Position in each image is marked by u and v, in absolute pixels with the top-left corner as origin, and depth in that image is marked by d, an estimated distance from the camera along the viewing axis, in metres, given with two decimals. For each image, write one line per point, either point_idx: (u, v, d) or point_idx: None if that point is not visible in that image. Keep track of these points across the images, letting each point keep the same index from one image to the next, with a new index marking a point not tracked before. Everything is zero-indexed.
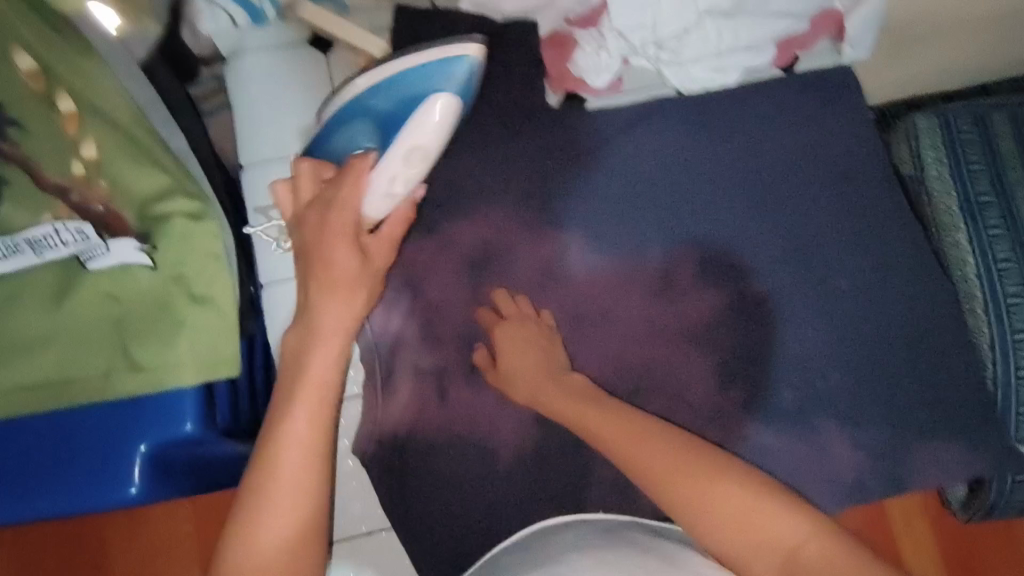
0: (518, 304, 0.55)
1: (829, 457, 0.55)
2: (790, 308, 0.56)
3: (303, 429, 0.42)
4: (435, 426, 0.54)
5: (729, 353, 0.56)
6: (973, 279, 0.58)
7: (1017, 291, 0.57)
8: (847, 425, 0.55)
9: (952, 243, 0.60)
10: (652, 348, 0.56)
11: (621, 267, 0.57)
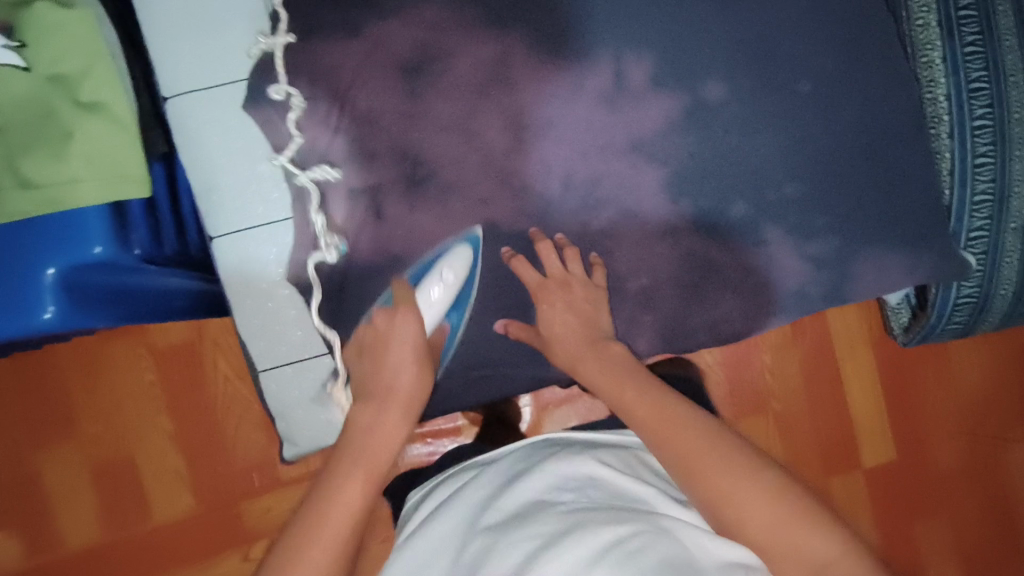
0: (566, 258, 0.52)
1: (774, 268, 0.54)
2: (748, 113, 0.53)
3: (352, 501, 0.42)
4: (370, 243, 0.51)
5: (681, 165, 0.53)
6: (939, 88, 0.57)
7: (983, 111, 0.55)
8: (797, 237, 0.54)
9: (926, 62, 0.58)
10: (604, 162, 0.52)
11: (571, 67, 0.51)
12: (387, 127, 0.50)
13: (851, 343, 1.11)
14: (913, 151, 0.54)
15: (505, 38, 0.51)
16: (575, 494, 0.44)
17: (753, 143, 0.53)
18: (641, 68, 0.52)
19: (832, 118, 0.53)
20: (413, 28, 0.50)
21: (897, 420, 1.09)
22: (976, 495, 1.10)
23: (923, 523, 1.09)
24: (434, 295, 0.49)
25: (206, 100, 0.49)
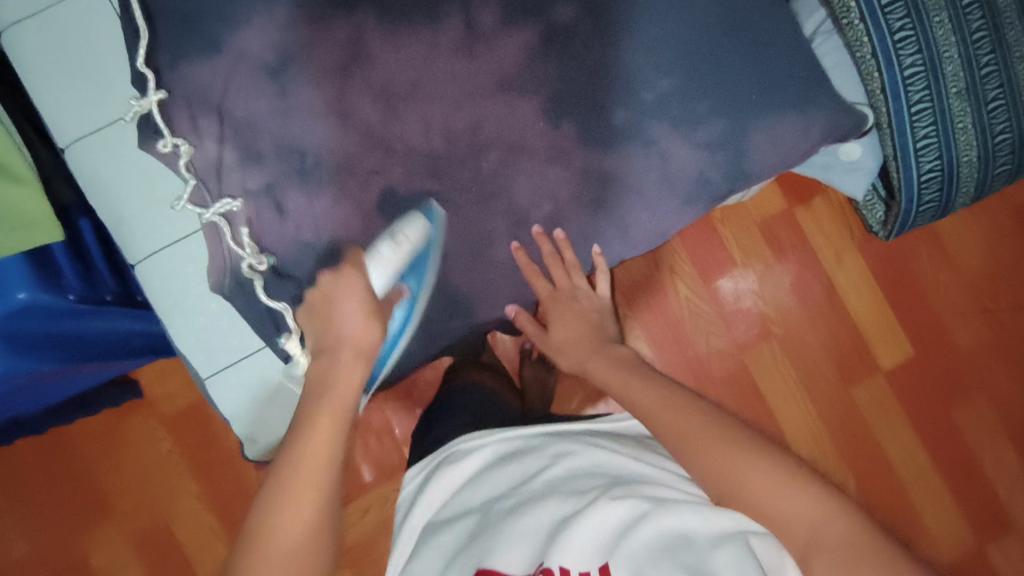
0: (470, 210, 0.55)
1: (671, 163, 0.56)
2: (601, 24, 0.55)
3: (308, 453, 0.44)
4: (284, 241, 0.54)
5: (554, 87, 0.55)
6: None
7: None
8: (682, 127, 0.55)
9: None
10: (476, 105, 0.55)
11: (424, 25, 0.54)
12: (265, 125, 0.54)
13: (841, 251, 1.10)
14: (772, 16, 0.55)
15: (352, 14, 0.54)
16: (579, 477, 0.50)
17: (616, 48, 0.55)
18: (491, 9, 0.55)
19: (682, 6, 0.55)
20: (269, 30, 0.54)
21: (906, 317, 1.10)
22: (1014, 371, 1.08)
23: (962, 411, 1.08)
24: (388, 250, 0.53)
25: (103, 148, 0.54)
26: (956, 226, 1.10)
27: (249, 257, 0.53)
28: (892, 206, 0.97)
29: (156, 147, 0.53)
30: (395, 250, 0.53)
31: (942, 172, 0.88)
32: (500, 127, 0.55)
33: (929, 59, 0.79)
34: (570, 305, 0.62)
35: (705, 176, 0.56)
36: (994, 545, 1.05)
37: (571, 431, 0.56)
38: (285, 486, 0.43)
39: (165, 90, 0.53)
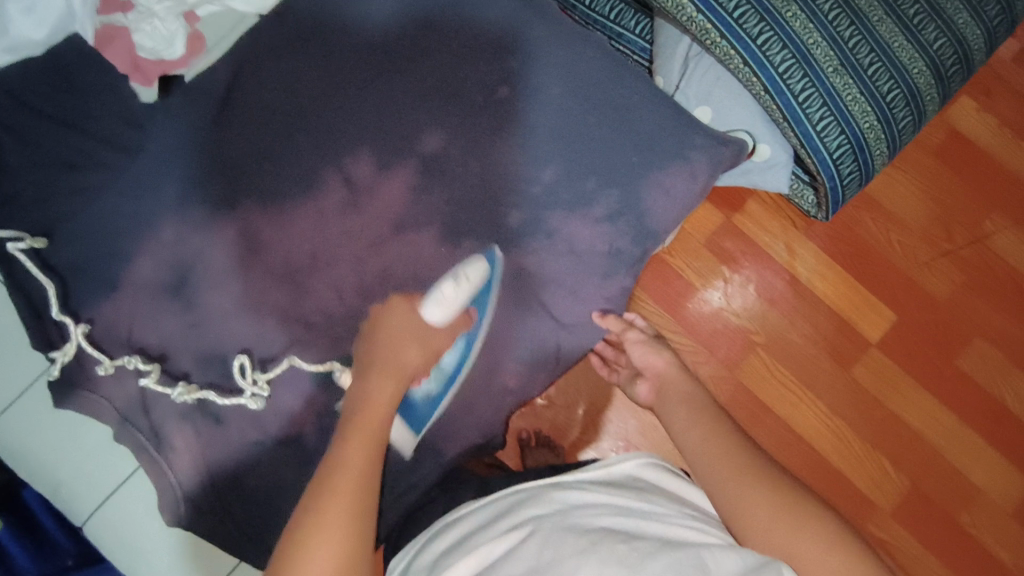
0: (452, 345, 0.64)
1: (577, 241, 0.79)
2: (464, 142, 0.79)
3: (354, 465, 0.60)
4: (323, 385, 0.77)
5: (452, 214, 0.78)
6: (709, 16, 0.93)
7: (738, 16, 0.93)
8: (578, 209, 0.78)
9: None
10: (410, 246, 0.78)
11: (326, 192, 0.78)
12: (223, 308, 0.77)
13: (790, 243, 1.13)
14: (621, 97, 0.80)
15: (307, 192, 0.78)
16: (588, 508, 0.65)
17: (493, 166, 0.78)
18: (369, 160, 0.78)
19: (542, 106, 0.79)
20: (223, 244, 0.77)
21: (874, 281, 1.11)
22: (993, 303, 1.10)
23: (962, 357, 1.08)
24: (450, 290, 0.72)
25: (40, 414, 0.78)
26: (886, 187, 1.14)
27: (249, 383, 0.75)
28: (818, 184, 1.03)
29: (98, 372, 0.76)
30: (455, 292, 0.72)
31: (850, 142, 0.98)
32: (410, 261, 0.78)
33: (786, 57, 0.94)
34: (487, 372, 0.80)
35: (616, 245, 0.80)
36: None
37: (568, 486, 0.70)
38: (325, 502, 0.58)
39: (87, 322, 0.77)
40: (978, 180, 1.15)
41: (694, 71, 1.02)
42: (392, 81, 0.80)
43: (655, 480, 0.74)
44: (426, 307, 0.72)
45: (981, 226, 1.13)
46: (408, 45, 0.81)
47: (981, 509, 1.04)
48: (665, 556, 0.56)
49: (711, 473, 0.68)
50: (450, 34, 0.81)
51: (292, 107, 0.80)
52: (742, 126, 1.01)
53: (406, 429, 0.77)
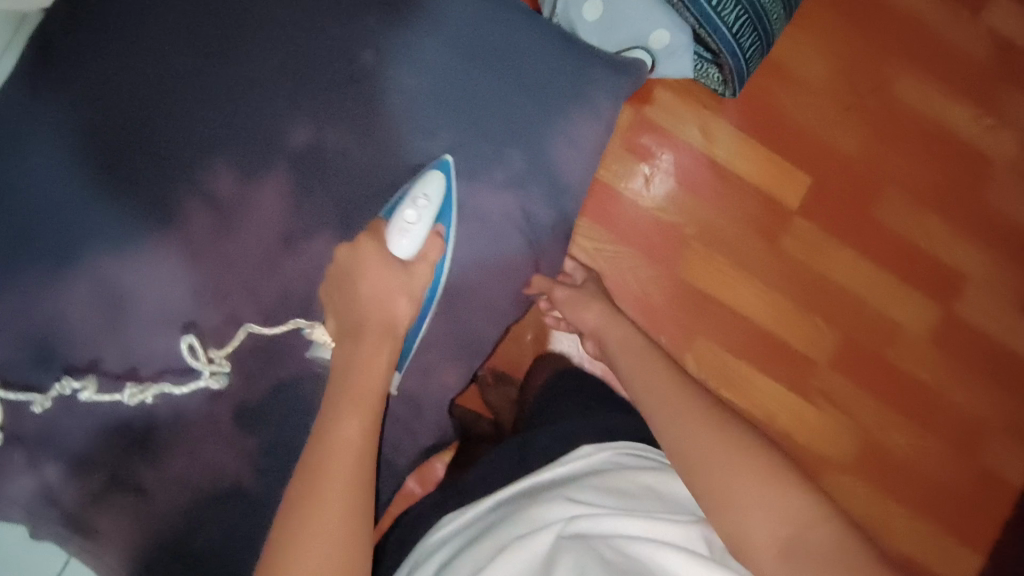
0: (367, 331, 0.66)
1: (486, 211, 0.82)
2: (331, 137, 0.78)
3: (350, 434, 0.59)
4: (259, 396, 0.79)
5: (336, 215, 0.78)
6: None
7: None
8: (479, 179, 0.81)
9: None
10: (298, 261, 0.78)
11: (213, 210, 0.74)
12: (154, 333, 0.75)
13: (704, 126, 1.10)
14: (494, 46, 0.81)
15: (182, 223, 0.73)
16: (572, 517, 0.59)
17: (374, 152, 0.79)
18: (229, 173, 0.75)
19: (410, 78, 0.79)
20: (85, 292, 0.72)
21: (789, 150, 1.11)
22: (899, 149, 1.13)
23: (876, 208, 1.12)
24: (411, 216, 0.74)
25: None
26: (788, 49, 1.11)
27: (206, 368, 0.75)
28: (721, 62, 0.99)
29: (34, 413, 0.73)
30: (417, 220, 0.74)
31: (747, 10, 0.93)
32: (310, 271, 0.78)
33: None
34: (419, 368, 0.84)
35: (529, 208, 0.84)
36: (958, 302, 1.13)
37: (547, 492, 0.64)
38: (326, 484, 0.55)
39: None
40: (875, 24, 1.13)
41: None
42: (231, 69, 0.76)
43: (634, 463, 0.69)
44: (392, 241, 0.74)
45: (881, 73, 1.13)
46: (242, 23, 0.77)
47: (906, 346, 1.12)
48: None
49: (657, 384, 0.70)
50: (279, 11, 0.78)
51: (128, 118, 0.74)
52: (636, 12, 0.94)
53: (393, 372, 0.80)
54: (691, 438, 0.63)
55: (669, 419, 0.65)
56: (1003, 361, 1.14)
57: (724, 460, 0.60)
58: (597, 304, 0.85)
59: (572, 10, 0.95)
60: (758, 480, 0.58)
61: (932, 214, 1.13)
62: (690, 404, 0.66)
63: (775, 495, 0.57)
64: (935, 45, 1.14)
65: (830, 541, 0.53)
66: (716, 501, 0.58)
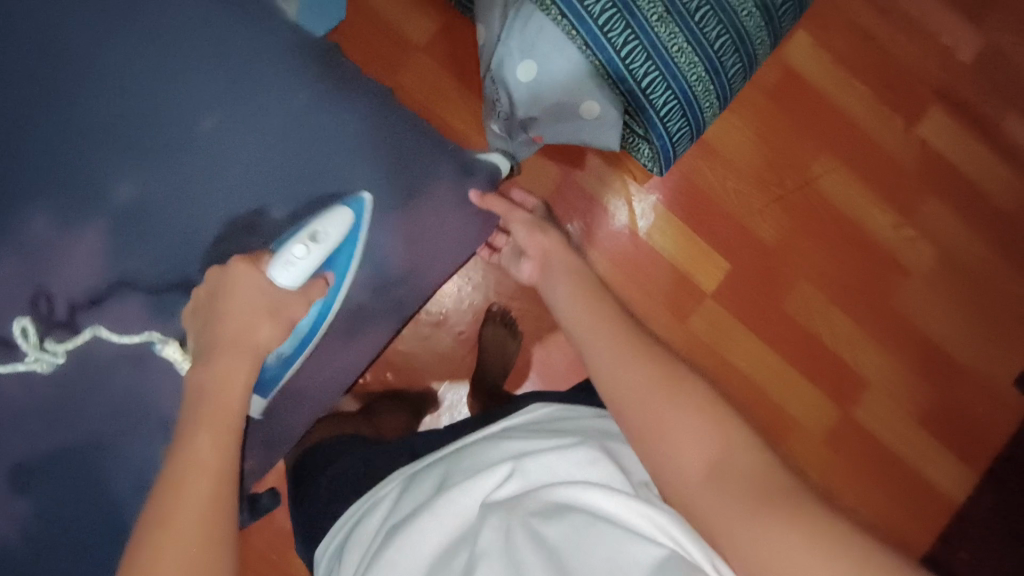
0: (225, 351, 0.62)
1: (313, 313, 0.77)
2: (155, 192, 0.71)
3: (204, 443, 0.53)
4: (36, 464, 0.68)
5: (155, 279, 0.71)
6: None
7: None
8: None
9: None
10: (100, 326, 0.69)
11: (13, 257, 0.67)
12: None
13: (630, 196, 1.11)
14: (330, 126, 0.75)
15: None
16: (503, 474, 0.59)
17: (187, 228, 0.71)
18: (45, 221, 0.69)
19: (236, 142, 0.72)
20: None
21: (710, 232, 1.12)
22: (819, 246, 1.15)
23: (787, 301, 1.14)
24: (301, 252, 0.66)
25: None
26: (722, 133, 1.13)
27: (31, 352, 0.64)
28: (650, 140, 1.00)
29: None
30: (307, 254, 0.66)
31: (677, 96, 0.93)
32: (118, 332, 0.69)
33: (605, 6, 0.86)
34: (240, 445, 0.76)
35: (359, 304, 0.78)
36: (856, 404, 1.15)
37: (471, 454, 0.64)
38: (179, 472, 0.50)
39: None
40: (811, 121, 1.15)
41: (510, 26, 0.91)
42: (48, 116, 0.70)
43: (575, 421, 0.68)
44: (273, 272, 0.65)
45: (809, 171, 1.15)
46: (69, 64, 0.70)
47: (799, 440, 1.13)
48: (561, 516, 0.53)
49: (587, 323, 0.66)
50: (106, 57, 0.71)
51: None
52: (566, 88, 0.94)
53: (259, 396, 0.73)
54: (625, 375, 0.59)
55: (605, 358, 0.61)
56: (893, 473, 1.15)
57: (652, 398, 0.56)
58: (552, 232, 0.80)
59: (507, 67, 0.93)
60: (688, 412, 0.55)
61: (840, 314, 1.15)
62: (630, 342, 0.62)
63: (701, 424, 0.54)
64: (868, 150, 1.16)
65: (756, 462, 0.51)
66: (642, 430, 0.56)
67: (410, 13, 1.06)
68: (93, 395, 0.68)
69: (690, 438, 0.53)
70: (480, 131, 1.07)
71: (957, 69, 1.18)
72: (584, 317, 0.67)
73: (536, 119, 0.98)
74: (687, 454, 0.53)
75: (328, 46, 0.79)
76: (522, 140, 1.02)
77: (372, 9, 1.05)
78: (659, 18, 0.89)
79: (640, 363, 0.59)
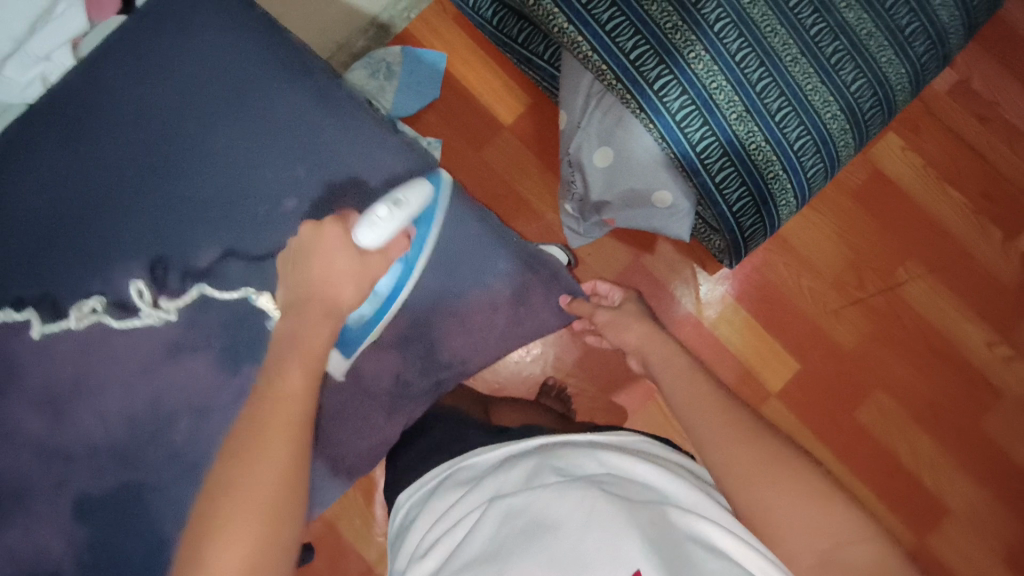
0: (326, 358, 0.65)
1: (367, 376, 0.80)
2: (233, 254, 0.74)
3: (296, 386, 0.54)
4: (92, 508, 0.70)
5: (218, 346, 0.72)
6: (602, 58, 0.89)
7: (634, 53, 0.88)
8: None
9: (579, 43, 0.91)
10: (152, 385, 0.71)
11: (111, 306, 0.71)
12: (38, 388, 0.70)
13: (697, 286, 1.10)
14: None
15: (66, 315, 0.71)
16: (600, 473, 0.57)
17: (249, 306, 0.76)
18: (135, 274, 0.73)
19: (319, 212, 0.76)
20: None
21: (780, 330, 1.09)
22: (900, 357, 1.08)
23: (861, 412, 1.07)
24: (383, 214, 0.64)
25: None
26: (799, 230, 1.11)
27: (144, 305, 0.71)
28: (720, 231, 1.00)
29: None
30: (389, 216, 0.64)
31: (752, 194, 0.94)
32: (185, 388, 0.71)
33: (685, 104, 0.88)
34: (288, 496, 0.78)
35: (403, 376, 0.81)
36: (936, 535, 1.04)
37: (566, 449, 0.61)
38: (253, 444, 0.50)
39: None
40: (897, 226, 1.11)
41: (593, 116, 0.96)
42: (145, 189, 0.74)
43: (662, 454, 0.65)
44: (358, 234, 0.63)
45: (892, 278, 1.10)
46: (168, 141, 0.75)
47: None
48: (674, 536, 0.50)
49: (678, 387, 0.66)
50: (214, 137, 0.75)
51: (44, 214, 0.73)
52: (639, 179, 0.96)
53: (340, 354, 0.75)
54: (737, 458, 0.57)
55: (715, 438, 0.59)
56: None
57: (756, 481, 0.55)
58: (640, 325, 0.76)
59: (585, 152, 0.98)
60: (797, 495, 0.54)
61: (921, 433, 1.07)
62: (738, 423, 0.60)
63: (821, 513, 0.52)
64: (962, 260, 1.10)
65: (870, 557, 0.50)
66: (748, 508, 0.55)
67: (499, 96, 1.13)
68: (155, 437, 0.70)
69: (799, 526, 0.53)
70: (554, 208, 1.11)
71: None
72: (682, 386, 0.66)
73: (608, 203, 1.02)
74: (797, 541, 0.52)
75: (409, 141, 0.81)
76: (592, 221, 1.05)
77: (464, 90, 1.13)
78: (742, 115, 0.89)
79: (743, 443, 0.58)
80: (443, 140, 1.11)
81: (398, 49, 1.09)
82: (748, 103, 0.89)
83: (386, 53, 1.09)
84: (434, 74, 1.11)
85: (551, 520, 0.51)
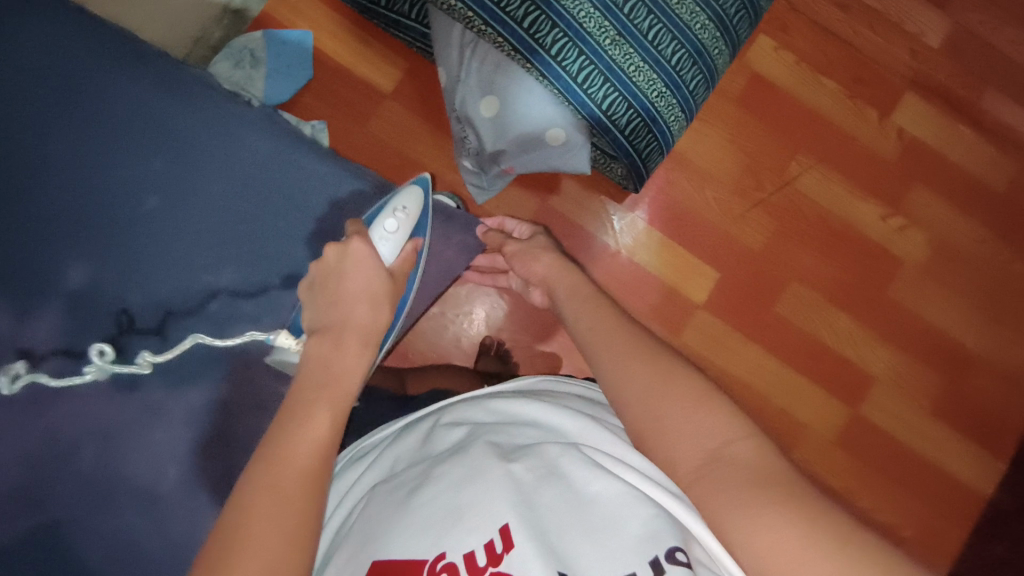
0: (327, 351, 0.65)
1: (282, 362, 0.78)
2: (110, 271, 0.71)
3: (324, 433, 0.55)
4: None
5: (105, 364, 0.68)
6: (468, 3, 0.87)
7: None
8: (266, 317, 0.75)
9: None
10: (45, 416, 0.66)
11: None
12: None
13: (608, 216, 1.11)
14: (287, 195, 0.77)
15: None
16: (488, 427, 0.60)
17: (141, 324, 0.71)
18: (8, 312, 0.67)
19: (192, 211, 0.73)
20: None
21: (692, 241, 1.12)
22: (808, 245, 1.14)
23: (780, 305, 1.12)
24: (392, 223, 0.71)
25: None
26: (693, 144, 1.13)
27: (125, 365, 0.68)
28: (618, 159, 1.01)
29: None
30: (397, 224, 0.72)
31: (641, 114, 0.94)
32: (82, 412, 0.67)
33: (558, 37, 0.88)
34: None
35: None
36: (866, 404, 1.12)
37: (459, 410, 0.64)
38: (273, 476, 0.52)
39: None
40: (784, 122, 1.15)
41: (473, 68, 0.95)
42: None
43: (561, 388, 0.69)
44: (377, 246, 0.70)
45: (786, 172, 1.14)
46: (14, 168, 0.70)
47: (810, 444, 1.11)
48: (550, 478, 0.52)
49: (580, 309, 0.70)
50: (62, 156, 0.71)
51: None
52: (529, 121, 0.95)
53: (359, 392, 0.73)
54: (632, 382, 0.60)
55: (616, 361, 0.63)
56: (913, 470, 1.11)
57: (658, 386, 0.59)
58: (547, 255, 0.80)
59: (470, 104, 0.97)
60: (695, 395, 0.57)
61: (838, 313, 1.13)
62: (641, 349, 0.63)
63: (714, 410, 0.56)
64: (847, 143, 1.16)
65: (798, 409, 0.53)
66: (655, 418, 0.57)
67: (374, 64, 1.09)
68: (59, 468, 0.66)
69: (696, 431, 0.55)
70: (454, 169, 1.09)
71: (926, 53, 1.18)
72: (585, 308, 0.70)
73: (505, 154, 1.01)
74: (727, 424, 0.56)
75: (267, 110, 0.81)
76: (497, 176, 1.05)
77: (338, 65, 1.09)
78: (613, 40, 0.90)
79: (638, 360, 0.62)
80: (326, 120, 1.07)
81: (259, 35, 1.04)
82: (617, 26, 0.90)
83: (244, 41, 1.04)
84: (302, 54, 1.07)
85: (427, 484, 0.54)
